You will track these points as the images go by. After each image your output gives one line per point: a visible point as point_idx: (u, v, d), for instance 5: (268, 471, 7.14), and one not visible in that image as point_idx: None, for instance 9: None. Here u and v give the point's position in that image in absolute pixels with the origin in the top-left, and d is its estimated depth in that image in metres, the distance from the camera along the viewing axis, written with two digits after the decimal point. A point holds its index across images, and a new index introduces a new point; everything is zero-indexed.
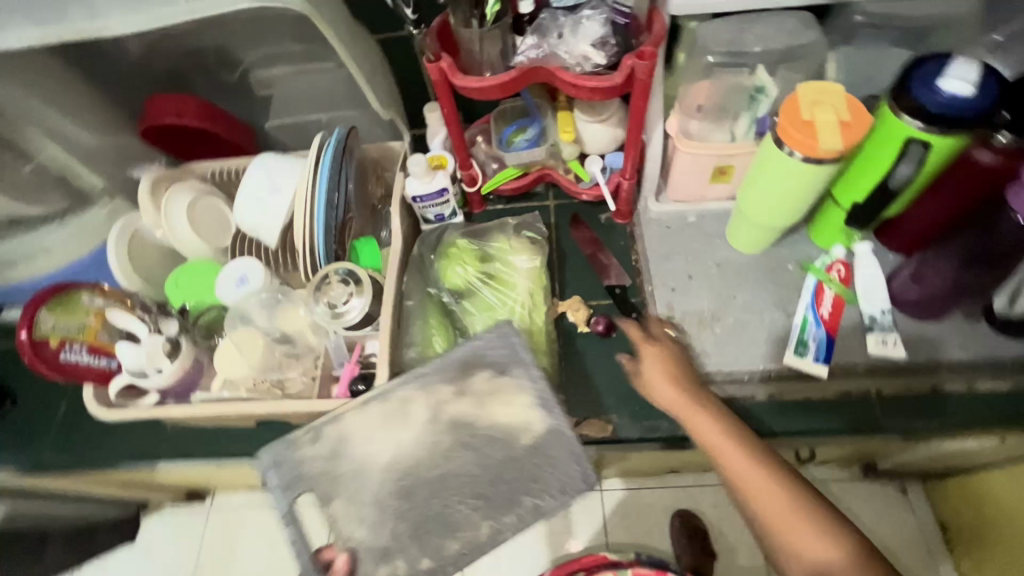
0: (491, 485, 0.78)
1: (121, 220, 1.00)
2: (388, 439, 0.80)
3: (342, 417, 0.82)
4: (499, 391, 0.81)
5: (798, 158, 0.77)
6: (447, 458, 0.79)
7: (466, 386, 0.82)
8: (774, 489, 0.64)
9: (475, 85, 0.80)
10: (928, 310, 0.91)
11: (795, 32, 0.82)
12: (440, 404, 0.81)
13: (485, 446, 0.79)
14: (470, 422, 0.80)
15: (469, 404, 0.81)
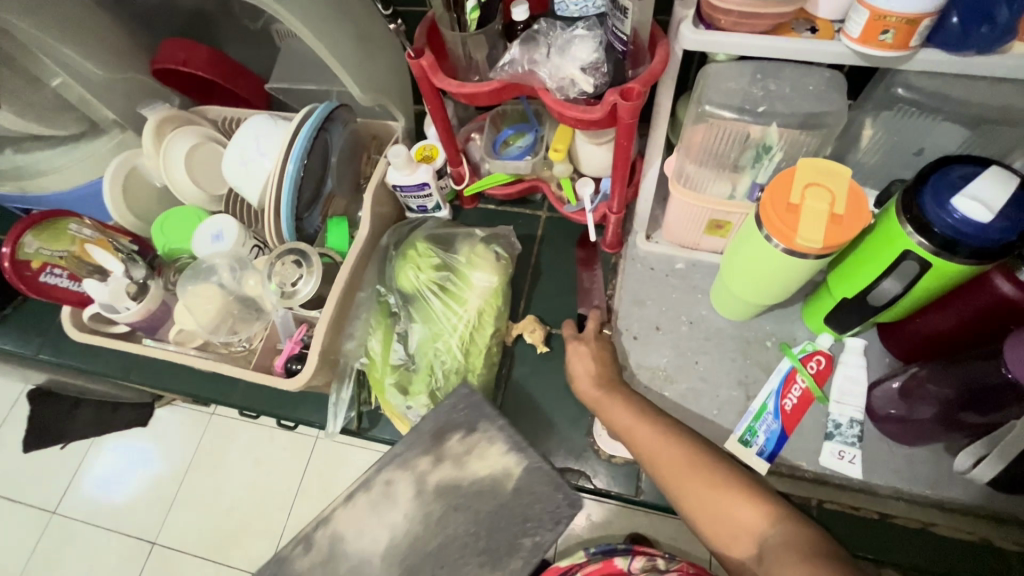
0: (489, 536, 0.66)
1: (121, 156, 1.05)
2: (377, 529, 0.68)
3: (331, 518, 0.69)
4: (477, 446, 0.70)
5: (778, 246, 0.67)
6: (442, 525, 0.66)
7: (443, 450, 0.70)
8: (695, 468, 0.68)
9: (449, 91, 0.76)
10: (907, 435, 0.80)
11: (818, 95, 0.69)
12: (424, 475, 0.70)
13: (474, 500, 0.67)
14: (457, 484, 0.68)
15: (450, 468, 0.69)
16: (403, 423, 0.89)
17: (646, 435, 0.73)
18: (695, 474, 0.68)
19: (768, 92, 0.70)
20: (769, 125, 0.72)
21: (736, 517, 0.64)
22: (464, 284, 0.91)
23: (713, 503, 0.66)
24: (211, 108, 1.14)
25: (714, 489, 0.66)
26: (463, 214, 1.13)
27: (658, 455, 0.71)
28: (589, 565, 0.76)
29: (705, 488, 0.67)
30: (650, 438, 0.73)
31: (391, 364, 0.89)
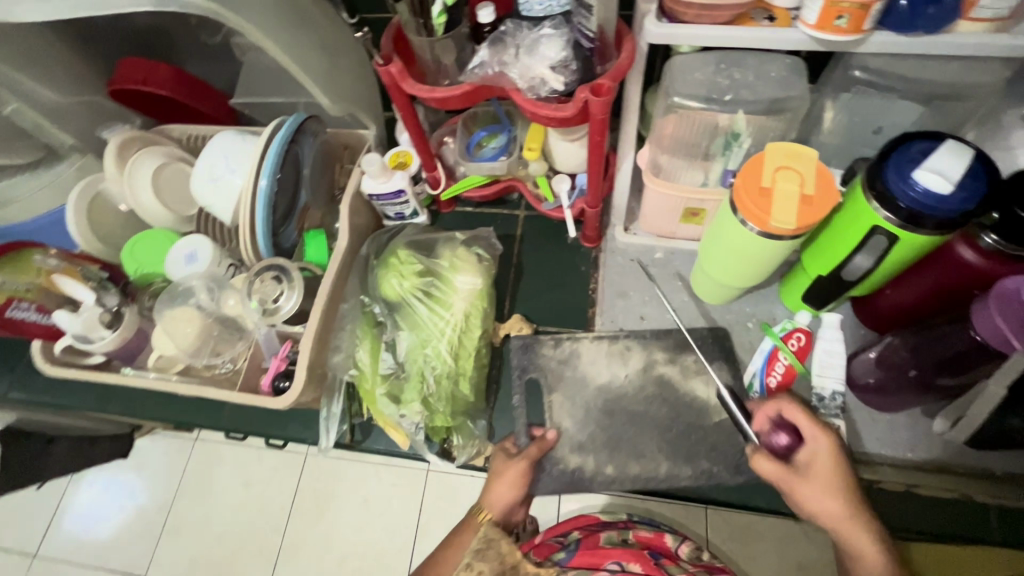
0: (676, 436, 0.90)
1: (84, 181, 1.02)
2: (606, 370, 0.94)
3: (579, 345, 0.96)
4: (698, 367, 0.93)
5: (753, 230, 0.70)
6: (647, 400, 0.92)
7: (672, 355, 0.93)
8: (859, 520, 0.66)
9: (421, 95, 0.75)
10: (885, 401, 0.83)
11: (781, 82, 0.72)
12: (652, 362, 0.94)
13: (681, 400, 0.91)
14: (673, 384, 0.92)
15: (673, 370, 0.93)
16: (399, 433, 0.90)
17: (823, 500, 0.66)
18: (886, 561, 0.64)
19: (733, 80, 0.73)
20: (735, 112, 0.75)
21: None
22: (448, 289, 0.91)
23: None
24: (173, 126, 1.11)
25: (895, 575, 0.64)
26: (440, 218, 1.12)
27: (839, 527, 0.66)
28: (642, 531, 0.81)
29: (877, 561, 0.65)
30: (842, 516, 0.66)
31: (381, 373, 0.89)
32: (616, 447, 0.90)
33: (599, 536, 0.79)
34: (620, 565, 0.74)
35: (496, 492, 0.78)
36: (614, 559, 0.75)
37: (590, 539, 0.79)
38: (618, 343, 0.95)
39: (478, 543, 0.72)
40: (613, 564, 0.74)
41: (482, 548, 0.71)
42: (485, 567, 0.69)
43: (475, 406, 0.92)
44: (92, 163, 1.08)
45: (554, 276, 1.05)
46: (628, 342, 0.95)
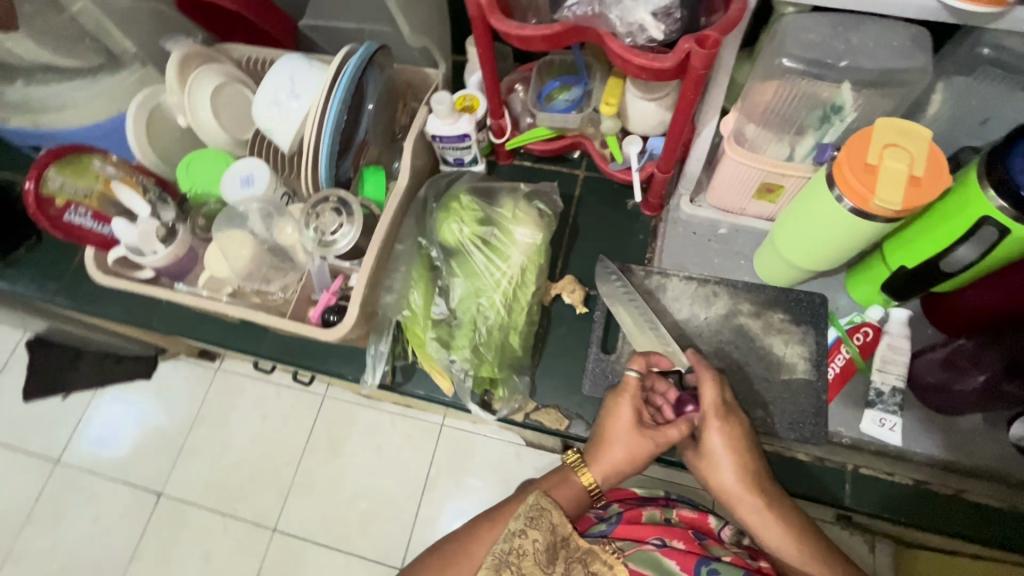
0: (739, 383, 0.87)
1: (143, 92, 0.99)
2: (690, 309, 0.92)
3: (667, 283, 0.94)
4: (788, 330, 0.88)
5: (848, 206, 0.66)
6: (721, 346, 0.89)
7: (764, 311, 0.90)
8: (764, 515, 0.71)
9: (508, 32, 0.72)
10: (946, 404, 0.80)
11: (901, 52, 0.66)
12: (737, 310, 0.91)
13: (770, 352, 0.87)
14: (759, 334, 0.89)
15: (759, 324, 0.89)
16: (444, 378, 0.89)
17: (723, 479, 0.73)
18: (788, 535, 0.70)
19: (850, 46, 0.67)
20: (843, 83, 0.70)
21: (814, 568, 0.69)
22: (507, 240, 0.89)
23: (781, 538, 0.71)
24: (233, 46, 1.08)
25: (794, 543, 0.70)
26: (498, 169, 1.09)
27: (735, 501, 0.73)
28: (685, 511, 0.84)
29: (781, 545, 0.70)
30: (741, 489, 0.72)
31: (432, 317, 0.88)
32: None
33: (640, 512, 0.82)
34: (663, 540, 0.77)
35: (608, 457, 0.75)
36: (657, 534, 0.78)
37: (633, 513, 0.82)
38: (706, 287, 0.93)
39: (530, 510, 0.71)
40: (657, 540, 0.77)
41: (534, 516, 0.71)
42: (539, 535, 0.69)
43: (519, 363, 0.90)
44: (153, 75, 1.06)
45: (610, 241, 1.02)
46: (716, 288, 0.93)
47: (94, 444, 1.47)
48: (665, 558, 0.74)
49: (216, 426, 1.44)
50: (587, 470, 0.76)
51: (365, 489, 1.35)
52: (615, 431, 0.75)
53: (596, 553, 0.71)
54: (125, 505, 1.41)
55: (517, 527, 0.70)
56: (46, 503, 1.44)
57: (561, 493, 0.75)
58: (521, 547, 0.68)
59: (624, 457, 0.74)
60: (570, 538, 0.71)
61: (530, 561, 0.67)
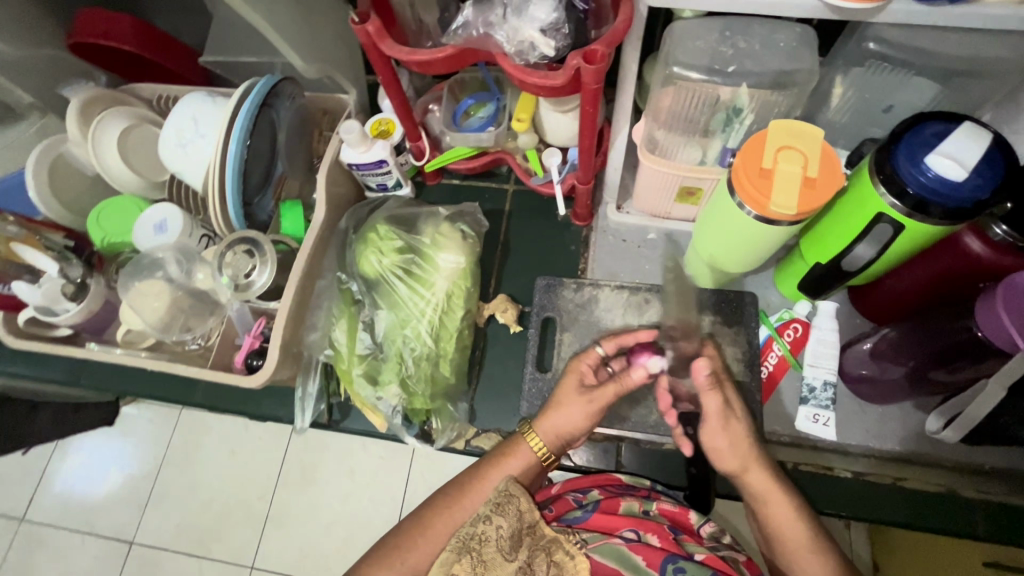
0: None
1: (42, 145, 0.95)
2: (621, 314, 0.91)
3: (600, 294, 0.93)
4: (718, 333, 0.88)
5: (751, 213, 0.66)
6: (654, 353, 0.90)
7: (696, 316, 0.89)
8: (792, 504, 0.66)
9: (400, 58, 0.69)
10: (877, 395, 0.81)
11: (789, 55, 0.67)
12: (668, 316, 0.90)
13: None
14: None
15: None
16: (377, 415, 0.87)
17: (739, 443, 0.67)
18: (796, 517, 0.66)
19: (738, 50, 0.68)
20: (740, 87, 0.69)
21: (808, 537, 0.65)
22: (430, 267, 0.87)
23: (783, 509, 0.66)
24: (141, 86, 1.04)
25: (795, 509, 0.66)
26: (426, 190, 1.07)
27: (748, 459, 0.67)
28: (666, 504, 0.78)
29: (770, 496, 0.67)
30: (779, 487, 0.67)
31: (358, 354, 0.86)
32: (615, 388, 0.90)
33: (617, 503, 0.78)
34: (637, 534, 0.73)
35: (554, 422, 0.73)
36: (630, 526, 0.74)
37: (610, 503, 0.78)
38: (638, 295, 0.92)
39: (497, 496, 0.68)
40: (629, 532, 0.73)
41: (501, 502, 0.68)
42: (503, 521, 0.67)
43: (455, 389, 0.89)
44: (55, 122, 1.02)
45: (543, 255, 1.01)
46: (649, 295, 0.92)
47: (58, 495, 1.33)
48: (630, 552, 0.70)
49: (182, 469, 1.31)
50: (533, 432, 0.74)
51: (340, 518, 1.23)
52: (564, 403, 0.73)
53: (561, 542, 0.68)
54: (94, 557, 1.28)
55: (483, 512, 0.67)
56: (12, 565, 1.30)
57: (512, 463, 0.73)
58: (484, 532, 0.66)
59: (570, 425, 0.73)
60: (537, 525, 0.68)
61: (492, 547, 0.65)
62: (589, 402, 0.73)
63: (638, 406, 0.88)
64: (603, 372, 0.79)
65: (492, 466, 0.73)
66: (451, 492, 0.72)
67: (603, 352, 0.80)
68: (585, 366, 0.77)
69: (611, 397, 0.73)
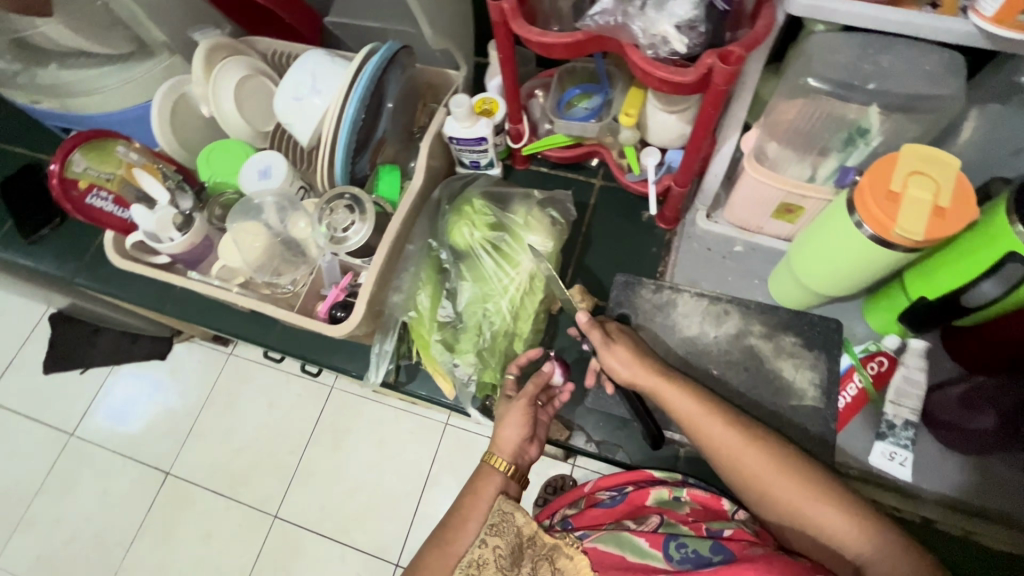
0: None
1: (171, 80, 1.01)
2: (697, 323, 0.89)
3: (677, 299, 0.91)
4: (796, 355, 0.86)
5: (867, 233, 0.65)
6: (729, 367, 0.86)
7: (775, 336, 0.87)
8: (777, 472, 0.65)
9: (532, 38, 0.71)
10: (962, 444, 0.78)
11: (934, 79, 0.65)
12: (747, 331, 0.88)
13: (775, 379, 0.85)
14: (763, 357, 0.86)
15: (768, 346, 0.87)
16: (447, 381, 0.88)
17: (781, 481, 0.64)
18: (798, 483, 0.63)
19: (879, 68, 0.66)
20: (869, 107, 0.69)
21: (811, 496, 0.63)
22: (518, 246, 0.88)
23: (832, 521, 0.61)
24: (260, 39, 1.09)
25: (821, 501, 0.62)
26: (513, 174, 1.09)
27: (783, 489, 0.64)
28: (698, 490, 0.77)
29: (758, 463, 0.65)
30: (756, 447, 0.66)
31: (438, 320, 0.88)
32: None
33: (646, 493, 0.79)
34: (660, 519, 0.75)
35: (505, 439, 0.74)
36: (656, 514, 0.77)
37: (638, 493, 0.79)
38: (717, 305, 0.90)
39: (490, 518, 0.69)
40: (655, 521, 0.75)
41: (496, 523, 0.69)
42: (501, 541, 0.68)
43: (523, 371, 0.90)
44: (180, 64, 1.07)
45: (621, 253, 1.01)
46: (728, 307, 0.90)
47: (110, 417, 1.41)
48: (632, 536, 0.70)
49: (222, 412, 1.36)
50: (490, 455, 0.73)
51: (371, 481, 1.26)
52: (511, 417, 0.75)
53: (562, 548, 0.69)
54: (132, 480, 1.35)
55: (478, 537, 0.68)
56: (59, 474, 1.38)
57: (481, 492, 0.72)
58: (483, 556, 0.67)
59: (518, 432, 0.74)
60: (537, 537, 0.69)
61: (493, 569, 0.66)
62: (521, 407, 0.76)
63: None
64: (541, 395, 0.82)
65: (464, 497, 0.72)
66: (437, 528, 0.70)
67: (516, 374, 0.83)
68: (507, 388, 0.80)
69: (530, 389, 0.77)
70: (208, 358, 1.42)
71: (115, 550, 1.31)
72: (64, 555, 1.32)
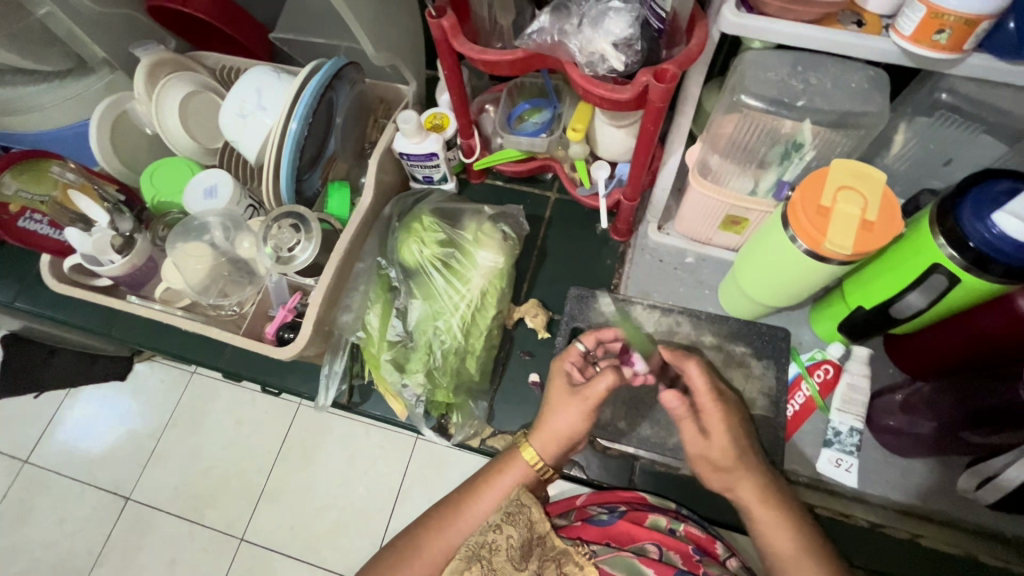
0: None
1: (112, 97, 0.98)
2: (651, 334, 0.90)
3: (634, 308, 0.92)
4: (745, 365, 0.87)
5: (800, 247, 0.66)
6: None
7: (727, 345, 0.88)
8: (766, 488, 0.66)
9: (470, 56, 0.71)
10: (906, 449, 0.80)
11: (860, 95, 0.66)
12: (699, 342, 0.89)
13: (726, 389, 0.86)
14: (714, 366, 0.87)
15: (719, 356, 0.87)
16: (398, 402, 0.88)
17: (778, 529, 0.63)
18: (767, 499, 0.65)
19: (809, 85, 0.67)
20: (803, 122, 0.70)
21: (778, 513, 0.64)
22: (468, 263, 0.88)
23: (784, 542, 0.63)
24: (206, 54, 1.06)
25: (785, 515, 0.64)
26: (469, 188, 1.08)
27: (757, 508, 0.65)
28: (694, 528, 0.78)
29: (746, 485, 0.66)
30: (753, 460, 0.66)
31: (388, 339, 0.87)
32: (638, 406, 0.88)
33: (645, 516, 0.79)
34: (660, 551, 0.73)
35: (552, 433, 0.71)
36: (653, 541, 0.75)
37: (637, 515, 0.79)
38: (668, 317, 0.91)
39: (509, 505, 0.69)
40: (652, 547, 0.74)
41: (512, 512, 0.69)
42: (513, 532, 0.68)
43: (481, 386, 0.90)
44: (122, 80, 1.04)
45: (577, 264, 1.01)
46: (679, 318, 0.91)
47: (64, 443, 1.35)
48: (639, 563, 0.70)
49: (183, 432, 1.32)
50: (529, 446, 0.72)
51: (335, 501, 1.23)
52: (559, 407, 0.71)
53: (571, 555, 0.68)
54: (92, 507, 1.29)
55: (494, 521, 0.68)
56: (10, 504, 1.32)
57: (507, 480, 0.72)
58: (494, 541, 0.67)
59: (569, 429, 0.70)
60: (547, 537, 0.69)
61: (503, 556, 0.67)
62: (581, 401, 0.70)
63: (658, 427, 0.87)
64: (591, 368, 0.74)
65: (488, 480, 0.73)
66: (444, 510, 0.72)
67: (585, 346, 0.76)
68: (569, 368, 0.73)
69: (603, 389, 0.68)
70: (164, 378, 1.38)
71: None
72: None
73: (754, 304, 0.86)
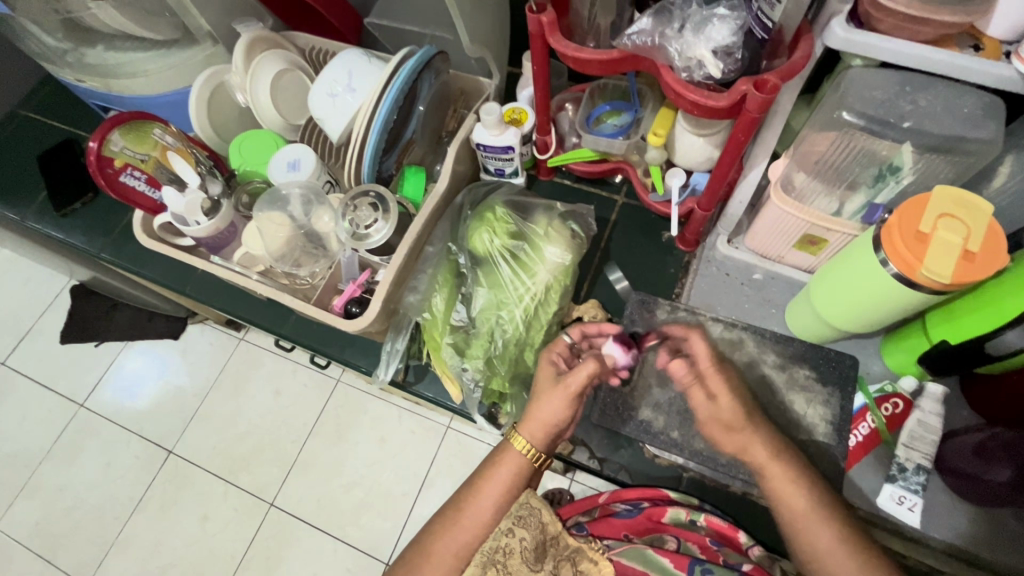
0: None
1: (214, 68, 1.04)
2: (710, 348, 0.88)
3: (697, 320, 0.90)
4: (808, 389, 0.84)
5: (891, 271, 0.64)
6: None
7: (790, 367, 0.85)
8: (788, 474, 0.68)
9: (567, 53, 0.72)
10: (978, 495, 0.76)
11: (972, 121, 0.64)
12: (760, 360, 0.86)
13: (786, 412, 0.83)
14: (775, 387, 0.85)
15: (783, 377, 0.85)
16: (455, 385, 0.90)
17: (818, 525, 0.65)
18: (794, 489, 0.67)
19: (917, 107, 0.65)
20: (902, 144, 0.68)
21: (807, 502, 0.66)
22: (536, 256, 0.88)
23: (823, 535, 0.64)
24: (299, 35, 1.11)
25: (811, 508, 0.65)
26: (537, 184, 1.09)
27: (793, 501, 0.66)
28: (716, 518, 0.79)
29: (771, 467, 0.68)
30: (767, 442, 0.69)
31: (451, 323, 0.89)
32: None
33: (665, 511, 0.80)
34: (678, 543, 0.78)
35: (539, 418, 0.70)
36: (672, 534, 0.79)
37: (656, 510, 0.80)
38: (732, 332, 0.89)
39: (520, 509, 0.71)
40: (672, 541, 0.78)
41: (523, 515, 0.71)
42: (526, 534, 0.71)
43: (532, 380, 0.90)
44: (221, 53, 1.10)
45: (638, 270, 1.01)
46: (742, 334, 0.88)
47: (119, 391, 1.43)
48: (657, 556, 0.75)
49: (227, 395, 1.38)
50: (517, 434, 0.71)
51: (365, 479, 1.26)
52: (543, 397, 0.70)
53: (585, 552, 0.75)
54: (136, 456, 1.36)
55: (506, 526, 0.70)
56: (65, 444, 1.40)
57: (502, 469, 0.71)
58: (509, 545, 0.71)
59: (554, 416, 0.69)
60: (560, 538, 0.75)
61: (517, 558, 0.71)
62: (561, 393, 0.69)
63: None
64: (574, 360, 0.77)
65: (483, 475, 0.71)
66: (449, 511, 0.71)
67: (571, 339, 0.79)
68: (558, 360, 0.74)
69: (584, 377, 0.68)
70: (220, 340, 1.44)
71: (110, 524, 1.32)
72: (62, 525, 1.34)
73: (821, 327, 0.84)
